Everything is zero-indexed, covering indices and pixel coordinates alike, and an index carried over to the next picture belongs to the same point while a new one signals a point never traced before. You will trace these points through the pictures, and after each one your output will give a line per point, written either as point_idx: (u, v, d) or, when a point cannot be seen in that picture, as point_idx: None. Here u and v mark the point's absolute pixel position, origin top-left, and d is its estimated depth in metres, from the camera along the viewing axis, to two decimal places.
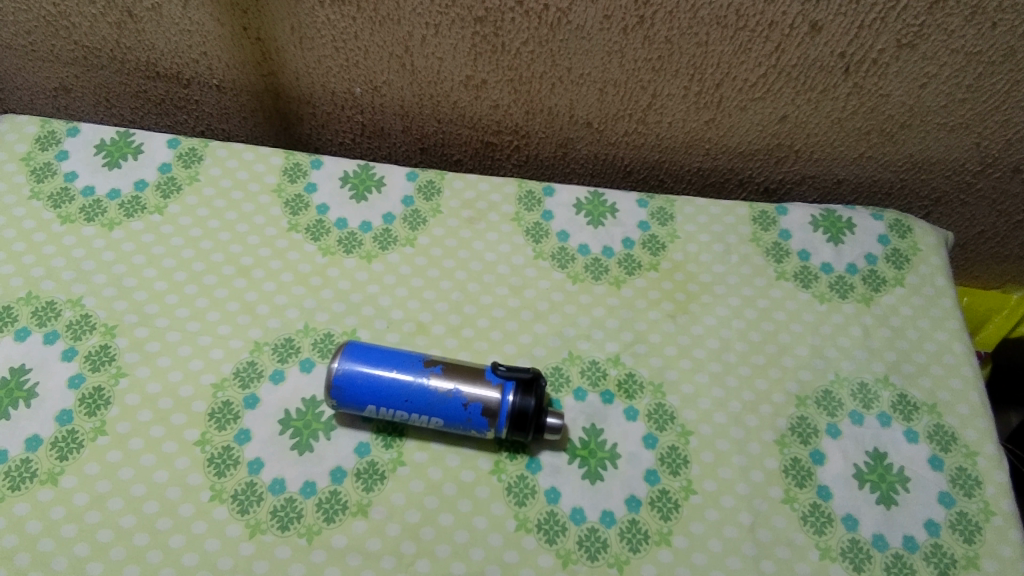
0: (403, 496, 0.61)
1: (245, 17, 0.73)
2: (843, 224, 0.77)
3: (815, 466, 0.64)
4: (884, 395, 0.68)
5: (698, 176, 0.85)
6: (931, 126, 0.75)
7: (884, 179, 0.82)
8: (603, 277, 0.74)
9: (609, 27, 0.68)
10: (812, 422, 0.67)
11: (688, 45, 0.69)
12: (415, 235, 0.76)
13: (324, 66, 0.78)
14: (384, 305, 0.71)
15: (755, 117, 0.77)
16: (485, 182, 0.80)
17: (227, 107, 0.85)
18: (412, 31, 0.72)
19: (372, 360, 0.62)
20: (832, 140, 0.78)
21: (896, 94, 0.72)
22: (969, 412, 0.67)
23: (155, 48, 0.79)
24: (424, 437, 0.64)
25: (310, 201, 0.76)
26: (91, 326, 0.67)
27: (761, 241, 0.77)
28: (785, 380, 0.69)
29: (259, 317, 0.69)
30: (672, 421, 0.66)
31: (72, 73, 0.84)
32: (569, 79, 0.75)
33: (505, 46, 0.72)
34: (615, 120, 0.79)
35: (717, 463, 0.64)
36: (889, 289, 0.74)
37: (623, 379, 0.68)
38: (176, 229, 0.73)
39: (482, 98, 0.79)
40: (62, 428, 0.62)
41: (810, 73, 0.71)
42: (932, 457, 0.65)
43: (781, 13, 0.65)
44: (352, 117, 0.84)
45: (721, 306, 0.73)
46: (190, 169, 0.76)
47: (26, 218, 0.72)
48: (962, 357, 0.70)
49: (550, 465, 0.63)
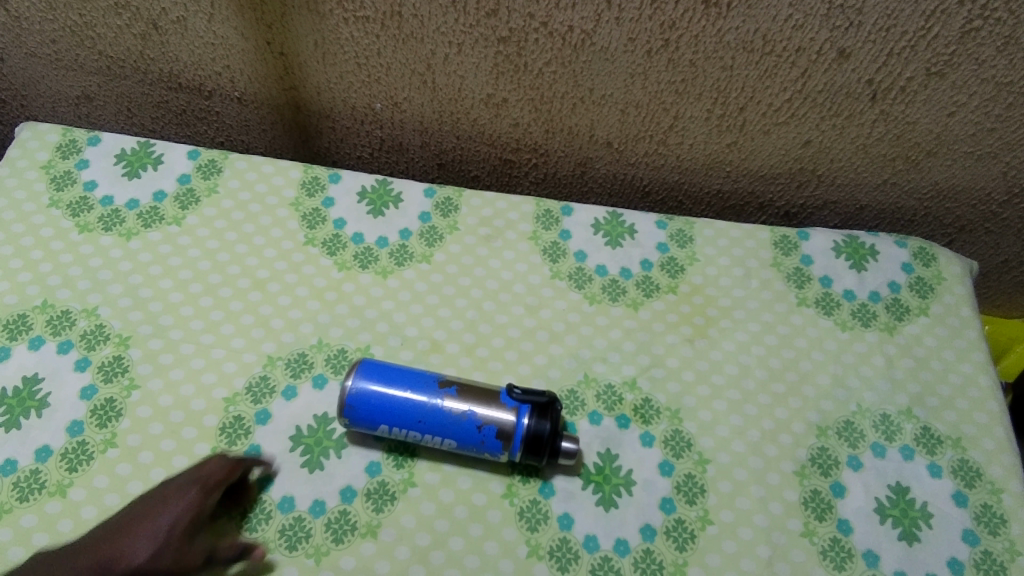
0: (413, 519, 0.60)
1: (269, 32, 0.74)
2: (865, 251, 0.76)
3: (835, 499, 0.63)
4: (907, 428, 0.67)
5: (717, 198, 0.84)
6: (957, 154, 0.74)
7: (908, 207, 0.81)
8: (620, 298, 0.73)
9: (634, 49, 0.68)
10: (832, 453, 0.65)
11: (713, 69, 0.69)
12: (431, 252, 0.75)
13: (345, 81, 0.78)
14: (398, 322, 0.70)
15: (779, 141, 0.76)
16: (502, 200, 0.79)
17: (247, 120, 0.86)
18: (435, 50, 0.72)
19: (386, 379, 0.61)
20: (856, 166, 0.77)
21: (923, 122, 0.71)
22: (994, 447, 0.66)
23: (178, 60, 0.79)
24: (436, 458, 0.63)
25: (326, 215, 0.76)
26: (105, 337, 0.67)
27: (782, 266, 0.75)
28: (805, 410, 0.67)
29: (273, 331, 0.68)
30: (688, 449, 0.65)
31: (95, 83, 0.84)
32: (591, 99, 0.74)
33: (528, 66, 0.72)
34: (636, 141, 0.79)
35: (735, 494, 0.63)
36: (913, 318, 0.73)
37: (640, 404, 0.67)
38: (193, 240, 0.73)
39: (503, 116, 0.79)
40: (72, 439, 0.61)
41: (836, 99, 0.70)
42: (956, 494, 0.63)
43: (809, 39, 0.64)
44: (371, 132, 0.84)
45: (741, 331, 0.72)
46: (208, 180, 0.76)
47: (44, 226, 0.72)
48: (987, 390, 0.69)
49: (563, 490, 0.62)
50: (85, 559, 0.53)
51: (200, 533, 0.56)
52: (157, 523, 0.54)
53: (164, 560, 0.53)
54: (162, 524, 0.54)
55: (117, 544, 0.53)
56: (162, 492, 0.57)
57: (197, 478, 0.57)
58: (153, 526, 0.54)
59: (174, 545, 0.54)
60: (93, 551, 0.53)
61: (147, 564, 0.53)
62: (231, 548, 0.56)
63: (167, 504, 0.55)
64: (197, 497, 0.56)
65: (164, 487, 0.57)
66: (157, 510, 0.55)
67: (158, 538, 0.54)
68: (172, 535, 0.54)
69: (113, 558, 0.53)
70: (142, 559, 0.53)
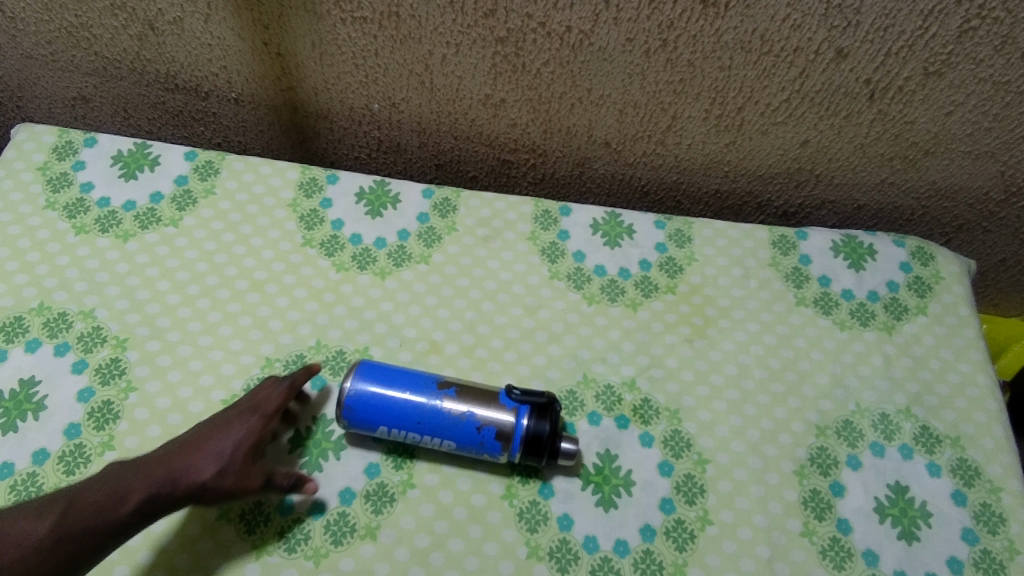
0: (412, 520, 0.60)
1: (266, 33, 0.73)
2: (864, 250, 0.76)
3: (834, 499, 0.63)
4: (906, 427, 0.67)
5: (716, 198, 0.84)
6: (955, 154, 0.74)
7: (906, 206, 0.81)
8: (619, 299, 0.73)
9: (632, 49, 0.68)
10: (832, 453, 0.65)
11: (711, 69, 0.69)
12: (429, 253, 0.75)
13: (342, 82, 0.78)
14: (397, 323, 0.70)
15: (777, 141, 0.76)
16: (501, 200, 0.79)
17: (245, 121, 0.85)
18: (433, 50, 0.72)
19: (385, 380, 0.61)
20: (854, 165, 0.77)
21: (920, 122, 0.71)
22: (993, 446, 0.66)
23: (174, 61, 0.79)
24: (435, 459, 0.63)
25: (324, 216, 0.76)
26: (102, 339, 0.66)
27: (780, 266, 0.75)
28: (805, 410, 0.67)
29: (272, 333, 0.68)
30: (688, 449, 0.65)
31: (91, 84, 0.84)
32: (589, 100, 0.74)
33: (526, 66, 0.72)
34: (634, 141, 0.79)
35: (735, 493, 0.63)
36: (911, 317, 0.73)
37: (639, 404, 0.67)
38: (190, 241, 0.73)
39: (501, 117, 0.79)
40: (69, 442, 0.61)
41: (834, 98, 0.70)
42: (955, 493, 0.63)
43: (807, 39, 0.64)
44: (368, 132, 0.84)
45: (740, 331, 0.72)
46: (205, 181, 0.76)
47: (40, 228, 0.72)
48: (985, 389, 0.69)
49: (563, 491, 0.62)
50: (157, 470, 0.56)
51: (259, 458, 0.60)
52: (221, 444, 0.58)
53: (227, 477, 0.57)
54: (226, 445, 0.58)
55: (185, 459, 0.57)
56: (224, 417, 0.60)
57: (256, 408, 0.61)
58: (218, 445, 0.58)
59: (237, 465, 0.58)
60: (164, 464, 0.57)
61: (212, 480, 0.57)
62: (288, 476, 0.59)
63: (230, 427, 0.59)
64: (257, 424, 0.60)
65: (226, 413, 0.61)
66: (221, 432, 0.59)
67: (222, 457, 0.58)
68: (236, 455, 0.58)
69: (181, 472, 0.57)
70: (208, 475, 0.57)
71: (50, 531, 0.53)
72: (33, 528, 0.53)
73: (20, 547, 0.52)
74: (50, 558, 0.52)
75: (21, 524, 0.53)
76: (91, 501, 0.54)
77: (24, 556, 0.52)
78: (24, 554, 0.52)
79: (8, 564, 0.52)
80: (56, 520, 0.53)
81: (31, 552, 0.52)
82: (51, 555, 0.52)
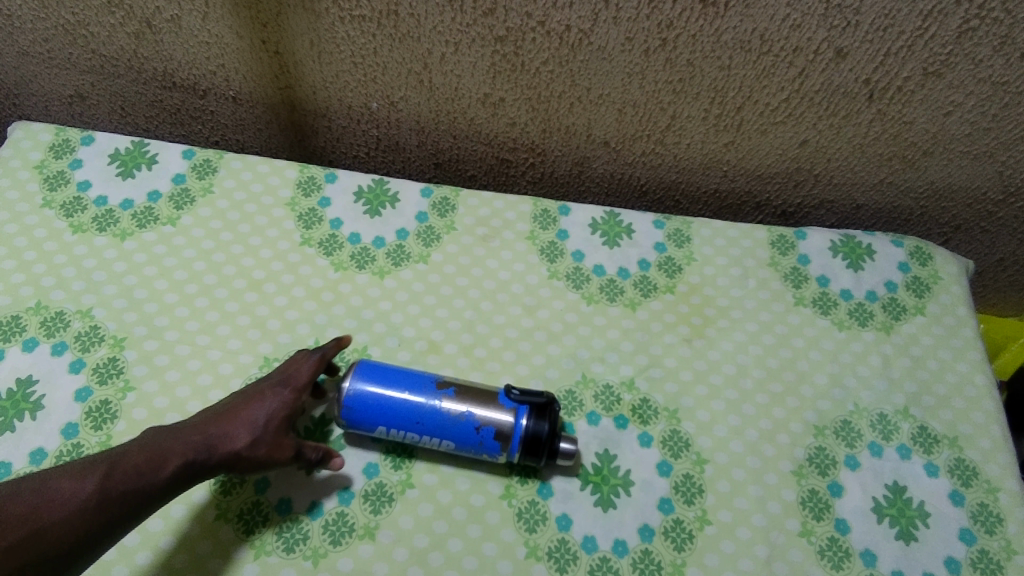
0: (411, 520, 0.60)
1: (264, 31, 0.73)
2: (862, 250, 0.76)
3: (833, 499, 0.63)
4: (904, 427, 0.67)
5: (715, 198, 0.84)
6: (953, 154, 0.74)
7: (904, 206, 0.81)
8: (617, 298, 0.73)
9: (631, 49, 0.68)
10: (830, 453, 0.65)
11: (710, 69, 0.69)
12: (428, 252, 0.75)
13: (341, 80, 0.77)
14: (396, 322, 0.70)
15: (776, 141, 0.76)
16: (500, 200, 0.79)
17: (243, 119, 0.85)
18: (432, 49, 0.72)
19: (384, 380, 0.61)
20: (852, 165, 0.77)
21: (919, 122, 0.71)
22: (990, 446, 0.66)
23: (172, 59, 0.78)
24: (434, 459, 0.63)
25: (323, 215, 0.75)
26: (100, 338, 0.66)
27: (779, 266, 0.75)
28: (803, 410, 0.68)
29: (270, 332, 0.68)
30: (686, 449, 0.65)
31: (88, 82, 0.83)
32: (588, 99, 0.74)
33: (525, 65, 0.72)
34: (633, 140, 0.78)
35: (733, 493, 0.63)
36: (910, 317, 0.73)
37: (638, 404, 0.67)
38: (188, 240, 0.72)
39: (500, 116, 0.78)
40: (67, 441, 0.61)
41: (833, 98, 0.70)
42: (953, 493, 0.63)
43: (806, 39, 0.64)
44: (367, 131, 0.84)
45: (739, 331, 0.72)
46: (203, 180, 0.76)
47: (37, 226, 0.71)
48: (983, 389, 0.69)
49: (562, 491, 0.62)
50: (194, 436, 0.57)
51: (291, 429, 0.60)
52: (256, 413, 0.59)
53: (262, 447, 0.58)
54: (260, 414, 0.59)
55: (221, 427, 0.58)
56: (257, 387, 0.61)
57: (289, 380, 0.61)
58: (252, 414, 0.59)
59: (271, 434, 0.59)
60: (201, 431, 0.57)
61: (247, 448, 0.57)
62: (317, 449, 0.60)
63: (264, 398, 0.60)
64: (291, 395, 0.61)
65: (259, 384, 0.61)
66: (255, 401, 0.60)
67: (257, 426, 0.58)
68: (270, 424, 0.59)
69: (217, 440, 0.57)
70: (243, 443, 0.57)
71: (95, 491, 0.52)
72: (76, 488, 0.51)
73: (64, 506, 0.50)
74: (94, 519, 0.51)
75: (64, 484, 0.51)
76: (133, 463, 0.54)
77: (68, 516, 0.50)
78: (69, 513, 0.50)
79: (51, 523, 0.50)
80: (100, 480, 0.52)
81: (75, 512, 0.51)
82: (96, 515, 0.51)
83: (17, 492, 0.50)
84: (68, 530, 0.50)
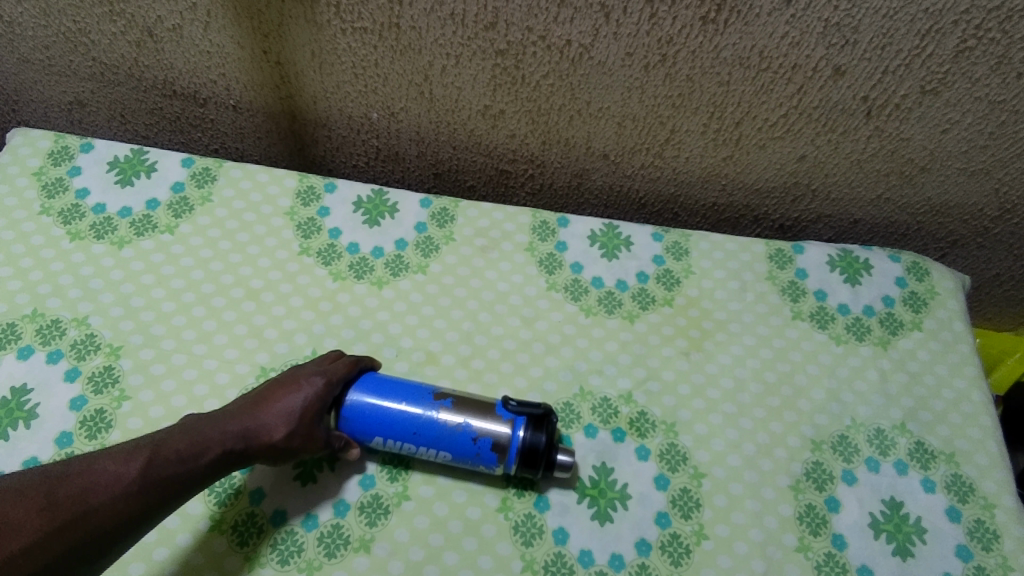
0: (407, 533, 0.59)
1: (266, 42, 0.73)
2: (860, 265, 0.76)
3: (830, 514, 0.63)
4: (901, 442, 0.67)
5: (713, 211, 0.85)
6: (950, 170, 0.75)
7: (901, 221, 0.82)
8: (616, 311, 0.73)
9: (631, 64, 0.68)
10: (827, 468, 0.65)
11: (709, 84, 0.69)
12: (427, 262, 0.75)
13: (342, 90, 0.77)
14: (393, 333, 0.70)
15: (774, 156, 0.76)
16: (499, 211, 0.79)
17: (242, 128, 0.85)
18: (433, 61, 0.72)
19: (381, 391, 0.61)
20: (850, 181, 0.78)
21: (917, 138, 0.72)
22: (987, 462, 0.66)
23: (173, 67, 0.79)
24: (431, 471, 0.63)
25: (322, 224, 0.75)
26: (96, 347, 0.66)
27: (777, 279, 0.76)
28: (800, 424, 0.68)
29: (267, 342, 0.68)
30: (684, 463, 0.65)
31: (88, 89, 0.83)
32: (588, 112, 0.75)
33: (525, 78, 0.72)
34: (632, 154, 0.79)
35: (730, 508, 0.63)
36: (907, 332, 0.73)
37: (635, 417, 0.67)
38: (186, 249, 0.72)
39: (500, 128, 0.79)
40: (61, 451, 0.60)
41: (831, 115, 0.70)
42: (949, 509, 0.63)
43: (805, 56, 0.65)
44: (367, 141, 0.84)
45: (736, 344, 0.72)
46: (202, 189, 0.76)
47: (34, 233, 0.71)
48: (980, 405, 0.69)
49: (558, 504, 0.62)
50: (231, 425, 0.56)
51: (325, 418, 0.60)
52: (291, 403, 0.58)
53: (297, 438, 0.58)
54: (295, 404, 0.58)
55: (258, 417, 0.57)
56: (292, 375, 0.60)
57: (325, 371, 0.60)
58: (288, 404, 0.58)
59: (306, 425, 0.58)
60: (238, 420, 0.57)
61: (283, 441, 0.57)
62: (342, 436, 0.60)
63: (299, 386, 0.59)
64: (325, 384, 0.60)
65: (294, 371, 0.61)
66: (290, 390, 0.59)
67: (293, 416, 0.58)
68: (305, 415, 0.58)
69: (254, 430, 0.57)
70: (280, 435, 0.57)
71: (139, 475, 0.51)
72: (121, 471, 0.50)
73: (110, 489, 0.49)
74: (138, 502, 0.50)
75: (110, 466, 0.50)
76: (175, 449, 0.53)
77: (113, 498, 0.49)
78: (115, 496, 0.49)
79: (99, 505, 0.49)
80: (144, 465, 0.51)
81: (121, 496, 0.50)
82: (140, 499, 0.50)
83: (65, 474, 0.49)
84: (113, 513, 0.49)
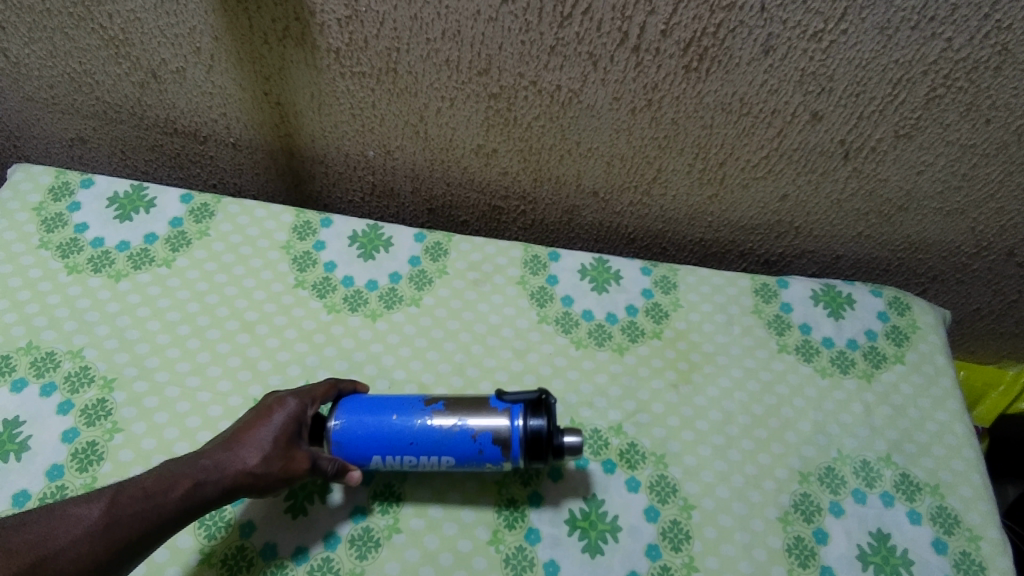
0: (398, 566, 0.59)
1: (266, 84, 0.76)
2: (842, 299, 0.78)
3: (818, 546, 0.63)
4: (887, 474, 0.68)
5: (700, 246, 0.87)
6: (927, 210, 0.78)
7: (882, 257, 0.84)
8: (606, 343, 0.75)
9: (619, 107, 0.71)
10: (814, 499, 0.66)
11: (694, 127, 0.72)
12: (420, 295, 0.76)
13: (339, 130, 0.80)
14: (386, 365, 0.71)
15: (757, 195, 0.79)
16: (491, 245, 0.80)
17: (241, 164, 0.87)
18: (428, 103, 0.74)
19: (371, 410, 0.61)
20: (831, 219, 0.80)
21: (894, 179, 0.74)
22: (971, 494, 0.67)
23: (175, 107, 0.81)
24: (422, 503, 0.63)
25: (317, 257, 0.77)
26: (90, 379, 0.66)
27: (762, 313, 0.77)
28: (788, 456, 0.69)
29: (261, 373, 0.69)
30: (674, 495, 0.65)
31: (90, 126, 0.85)
32: (577, 152, 0.77)
33: (517, 120, 0.75)
34: (620, 191, 0.81)
35: (720, 540, 0.63)
36: (890, 365, 0.75)
37: (626, 449, 0.68)
38: (182, 282, 0.73)
39: (492, 166, 0.81)
40: (51, 484, 0.60)
41: (811, 157, 0.73)
42: (935, 541, 0.64)
43: (783, 102, 0.68)
44: (363, 177, 0.86)
45: (724, 376, 0.73)
46: (200, 223, 0.77)
47: (32, 267, 0.72)
48: (963, 438, 0.70)
49: (550, 536, 0.62)
50: (202, 460, 0.56)
51: (303, 440, 0.60)
52: (263, 431, 0.58)
53: (275, 462, 0.58)
54: (268, 430, 0.59)
55: (229, 449, 0.57)
56: (264, 405, 0.61)
57: (299, 393, 0.61)
58: (260, 432, 0.58)
59: (283, 448, 0.58)
60: (209, 454, 0.57)
61: (259, 467, 0.57)
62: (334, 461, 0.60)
63: (270, 413, 0.59)
64: (298, 406, 0.60)
65: (265, 402, 0.61)
66: (262, 419, 0.59)
67: (267, 442, 0.58)
68: (279, 439, 0.58)
69: (226, 461, 0.56)
70: (255, 462, 0.57)
71: (103, 516, 0.50)
72: (83, 513, 0.50)
73: (72, 532, 0.49)
74: (102, 543, 0.50)
75: (71, 510, 0.50)
76: (140, 486, 0.53)
77: (76, 541, 0.49)
78: (77, 538, 0.49)
79: (60, 549, 0.48)
80: (106, 505, 0.51)
81: (84, 537, 0.49)
82: (105, 539, 0.50)
83: (21, 522, 0.49)
84: (77, 555, 0.48)
